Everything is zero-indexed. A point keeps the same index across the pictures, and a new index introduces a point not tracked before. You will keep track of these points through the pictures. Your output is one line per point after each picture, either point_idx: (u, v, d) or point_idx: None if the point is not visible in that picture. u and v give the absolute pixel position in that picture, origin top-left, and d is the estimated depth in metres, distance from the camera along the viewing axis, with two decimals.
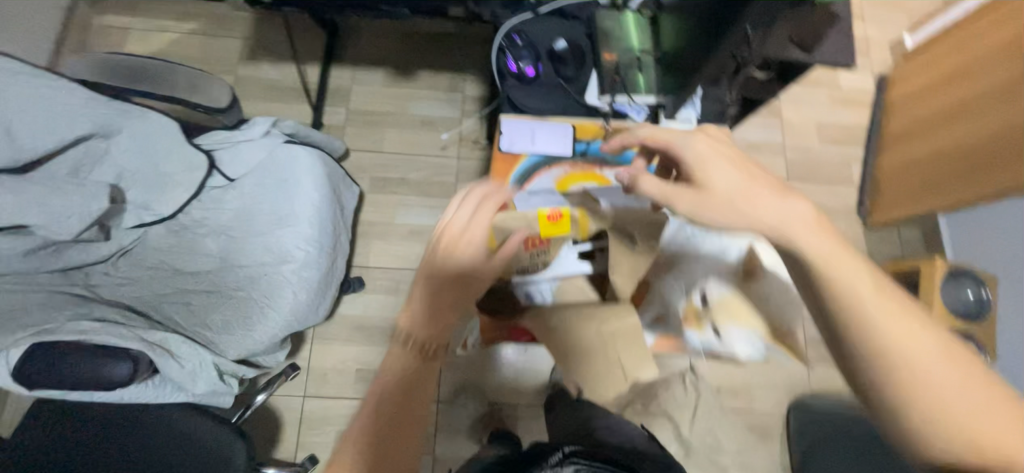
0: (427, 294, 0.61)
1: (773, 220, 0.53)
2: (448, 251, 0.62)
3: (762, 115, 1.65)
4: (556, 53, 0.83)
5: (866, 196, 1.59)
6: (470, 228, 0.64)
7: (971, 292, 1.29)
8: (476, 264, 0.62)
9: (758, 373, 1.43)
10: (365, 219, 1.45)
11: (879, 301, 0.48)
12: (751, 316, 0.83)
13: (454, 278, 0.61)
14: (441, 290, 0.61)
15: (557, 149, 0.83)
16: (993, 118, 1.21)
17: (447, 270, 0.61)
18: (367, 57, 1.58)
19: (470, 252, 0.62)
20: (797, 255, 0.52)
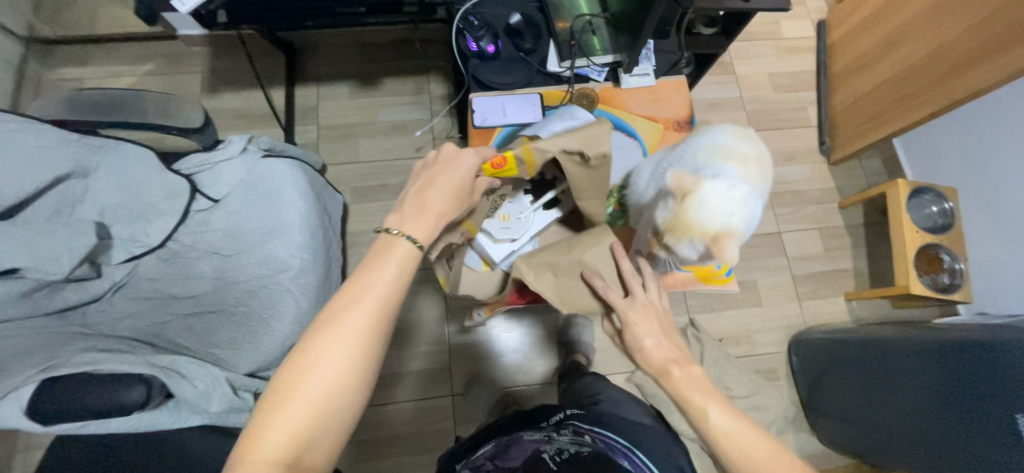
0: (410, 214, 0.63)
1: (658, 366, 0.68)
2: (440, 171, 0.67)
3: (716, 74, 1.72)
4: (512, 27, 0.88)
5: (825, 136, 1.67)
6: (457, 166, 0.67)
7: (934, 205, 1.40)
8: (467, 179, 0.68)
9: (755, 316, 1.47)
10: (353, 229, 1.47)
11: (734, 429, 0.62)
12: (695, 224, 0.71)
13: (448, 194, 0.65)
14: (431, 202, 0.64)
15: (526, 118, 0.86)
16: (953, 27, 1.24)
17: (444, 180, 0.65)
18: (329, 75, 1.61)
19: (458, 171, 0.67)
20: (676, 391, 0.66)
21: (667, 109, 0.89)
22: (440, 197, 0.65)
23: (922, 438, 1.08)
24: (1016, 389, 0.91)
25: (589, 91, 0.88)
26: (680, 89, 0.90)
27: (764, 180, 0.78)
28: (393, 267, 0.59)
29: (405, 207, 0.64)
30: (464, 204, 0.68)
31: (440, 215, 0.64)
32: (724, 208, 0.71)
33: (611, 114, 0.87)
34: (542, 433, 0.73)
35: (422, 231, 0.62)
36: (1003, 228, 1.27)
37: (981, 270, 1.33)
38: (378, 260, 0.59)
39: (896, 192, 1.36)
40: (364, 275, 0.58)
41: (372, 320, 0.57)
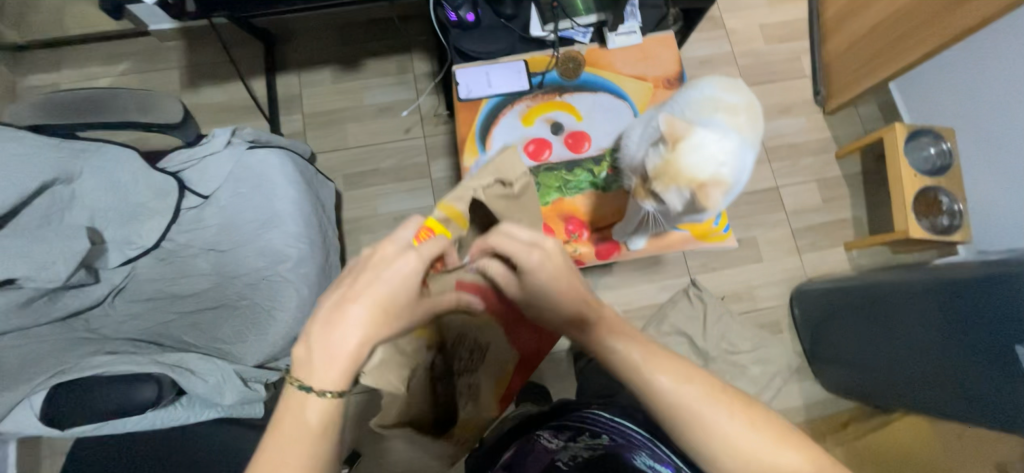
0: (320, 353, 0.49)
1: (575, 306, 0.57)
2: (368, 276, 0.52)
3: (706, 29, 1.68)
4: None
5: (820, 85, 1.64)
6: (393, 269, 0.52)
7: (931, 147, 1.38)
8: (398, 283, 0.52)
9: (755, 273, 1.48)
10: (348, 217, 1.46)
11: (656, 364, 0.51)
12: (686, 172, 0.69)
13: (369, 310, 0.50)
14: (348, 328, 0.49)
15: (511, 86, 0.82)
16: None
17: (372, 296, 0.50)
18: (310, 61, 1.57)
19: (393, 274, 0.52)
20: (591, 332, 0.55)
21: (657, 68, 0.85)
22: (359, 320, 0.50)
23: (924, 376, 1.10)
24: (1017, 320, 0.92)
25: (576, 54, 0.84)
26: (669, 46, 0.86)
27: (752, 132, 0.76)
28: (316, 423, 0.47)
29: (314, 335, 0.50)
30: (396, 320, 0.53)
31: (360, 346, 0.50)
32: (708, 162, 0.69)
33: (599, 76, 0.84)
34: (559, 439, 0.69)
35: (333, 380, 0.48)
36: (1003, 164, 1.26)
37: (979, 210, 1.32)
38: (289, 430, 0.47)
39: (893, 137, 1.34)
40: (281, 442, 0.46)
41: None
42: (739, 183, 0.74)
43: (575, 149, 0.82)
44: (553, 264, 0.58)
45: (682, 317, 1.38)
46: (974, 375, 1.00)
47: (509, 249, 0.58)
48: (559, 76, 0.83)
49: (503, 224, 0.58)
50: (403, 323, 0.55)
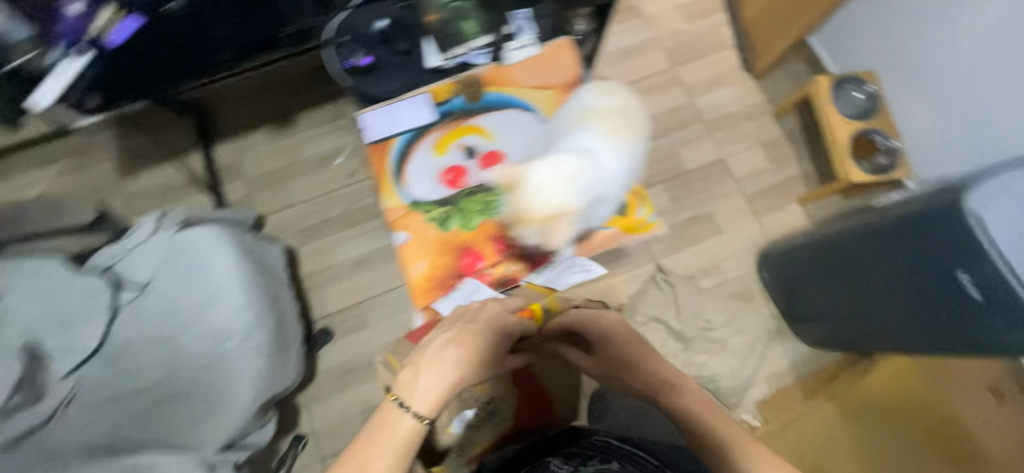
0: (422, 379, 0.69)
1: (655, 370, 0.79)
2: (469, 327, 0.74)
3: (627, 20, 1.71)
4: (381, 33, 0.84)
5: (746, 51, 1.67)
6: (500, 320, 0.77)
7: (857, 91, 1.40)
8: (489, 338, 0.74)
9: (718, 245, 1.49)
10: (307, 272, 1.44)
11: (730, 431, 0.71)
12: (529, 214, 0.76)
13: (461, 355, 0.71)
14: (445, 359, 0.70)
15: (418, 120, 0.83)
16: None
17: (464, 344, 0.71)
18: (243, 125, 1.56)
19: (487, 327, 0.75)
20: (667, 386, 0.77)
21: (559, 75, 0.86)
22: (451, 363, 0.70)
23: (889, 319, 1.09)
24: (951, 250, 0.87)
25: (475, 77, 0.85)
26: (566, 51, 0.87)
27: (619, 144, 0.78)
28: (402, 436, 0.66)
29: (421, 360, 0.71)
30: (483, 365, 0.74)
31: (446, 386, 0.69)
32: (553, 195, 0.74)
33: (502, 94, 0.85)
34: (568, 464, 0.79)
35: (426, 407, 0.67)
36: (931, 94, 1.32)
37: (914, 141, 1.39)
38: (383, 436, 0.66)
39: (818, 91, 1.37)
40: (374, 442, 0.66)
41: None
42: (601, 199, 0.78)
43: (491, 169, 0.83)
44: (617, 333, 0.82)
45: (654, 305, 1.38)
46: (926, 312, 0.98)
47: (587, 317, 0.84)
48: (464, 101, 0.84)
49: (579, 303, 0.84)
50: (480, 374, 0.75)
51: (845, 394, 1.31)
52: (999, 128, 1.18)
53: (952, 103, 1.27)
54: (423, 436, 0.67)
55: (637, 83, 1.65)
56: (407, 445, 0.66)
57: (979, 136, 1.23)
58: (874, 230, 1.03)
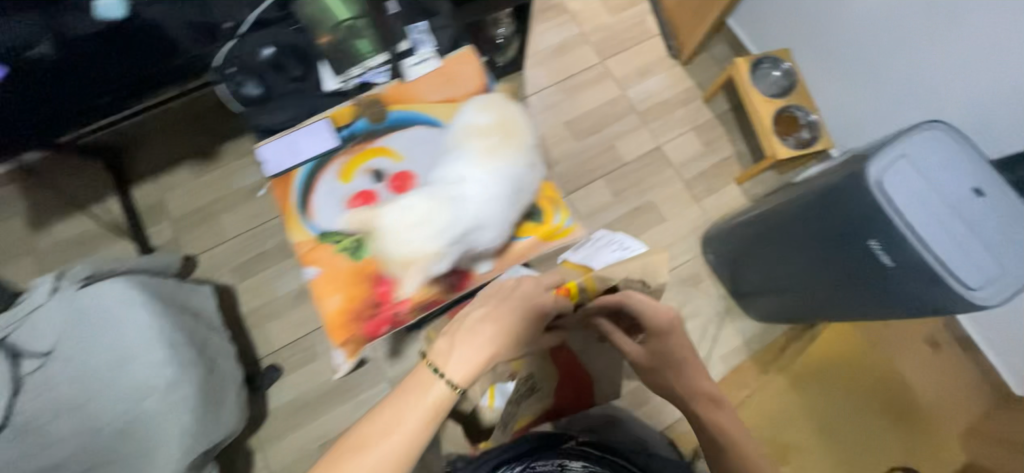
0: (461, 347, 0.75)
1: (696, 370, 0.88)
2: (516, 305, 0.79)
3: (553, 18, 1.71)
4: (270, 61, 0.80)
5: (671, 39, 1.70)
6: (540, 304, 0.80)
7: (775, 70, 1.45)
8: (521, 323, 0.78)
9: (662, 233, 1.51)
10: (248, 309, 1.38)
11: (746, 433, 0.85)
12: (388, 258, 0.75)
13: (501, 332, 0.76)
14: (480, 334, 0.76)
15: (320, 147, 0.79)
16: None
17: (499, 321, 0.76)
18: (162, 163, 1.47)
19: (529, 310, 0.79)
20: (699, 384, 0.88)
21: (463, 86, 0.85)
22: (490, 338, 0.76)
23: (821, 291, 1.12)
24: (858, 218, 0.91)
25: (376, 96, 0.82)
26: (470, 61, 0.86)
27: (485, 173, 0.76)
28: (433, 399, 0.73)
29: (460, 331, 0.77)
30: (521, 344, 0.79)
31: (482, 360, 0.75)
32: (410, 237, 0.73)
33: (406, 111, 0.83)
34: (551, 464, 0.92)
35: (461, 374, 0.74)
36: (835, 68, 1.39)
37: (825, 115, 1.48)
38: (420, 390, 0.73)
39: (738, 74, 1.41)
40: (407, 399, 0.73)
41: (409, 435, 0.71)
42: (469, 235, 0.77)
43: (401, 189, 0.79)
44: (674, 329, 0.86)
45: None
46: (850, 282, 1.01)
47: (648, 310, 0.85)
48: (368, 122, 0.81)
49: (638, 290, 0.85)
50: (514, 351, 0.80)
51: (789, 361, 1.38)
52: (906, 91, 1.26)
53: (856, 74, 1.34)
54: (453, 404, 0.74)
55: (567, 82, 1.65)
56: (444, 398, 0.73)
57: (888, 100, 1.31)
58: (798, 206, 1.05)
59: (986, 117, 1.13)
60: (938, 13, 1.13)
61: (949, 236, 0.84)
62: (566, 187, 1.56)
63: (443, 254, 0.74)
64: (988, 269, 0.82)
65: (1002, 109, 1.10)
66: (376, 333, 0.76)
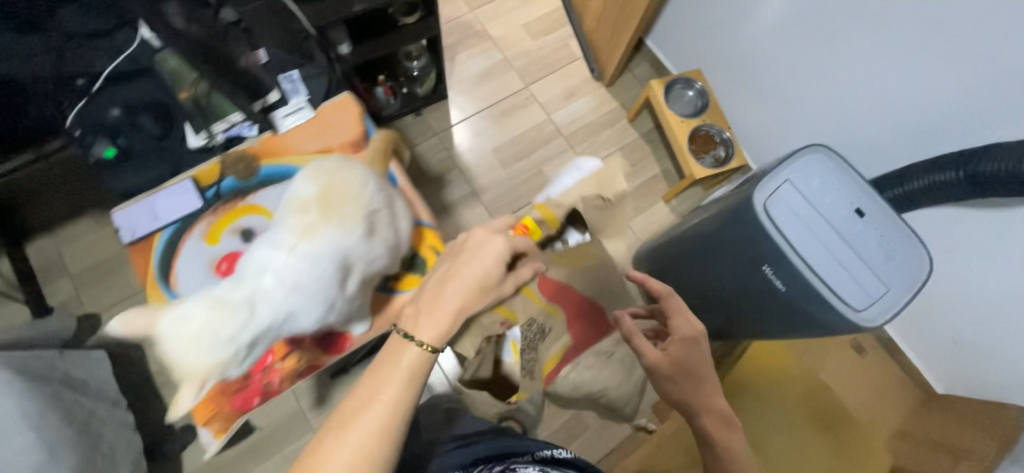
0: (426, 305, 0.70)
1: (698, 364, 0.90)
2: (468, 251, 0.74)
3: (475, 45, 1.72)
4: (120, 122, 0.85)
5: (593, 61, 1.72)
6: (491, 251, 0.73)
7: (688, 90, 1.48)
8: (487, 270, 0.73)
9: None
10: (157, 368, 1.29)
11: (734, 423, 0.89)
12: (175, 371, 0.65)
13: (469, 284, 0.71)
14: (451, 289, 0.71)
15: (182, 208, 0.75)
16: None
17: (460, 274, 0.71)
18: (54, 215, 1.37)
19: (485, 259, 0.73)
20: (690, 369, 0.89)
21: (341, 134, 0.82)
22: (458, 290, 0.71)
23: (735, 320, 1.11)
24: (750, 243, 0.91)
25: (244, 152, 0.78)
26: (348, 108, 0.83)
27: (290, 258, 0.68)
28: (406, 365, 0.66)
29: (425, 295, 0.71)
30: (489, 292, 0.73)
31: (454, 312, 0.69)
32: (194, 344, 0.64)
33: (279, 166, 0.79)
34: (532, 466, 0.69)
35: (430, 335, 0.68)
36: (750, 86, 1.46)
37: (745, 132, 1.54)
38: (393, 362, 0.65)
39: (653, 94, 1.44)
40: (381, 370, 0.65)
41: (394, 402, 0.62)
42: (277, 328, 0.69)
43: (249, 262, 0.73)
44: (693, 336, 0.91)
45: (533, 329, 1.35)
46: (758, 310, 1.00)
47: (678, 312, 0.93)
48: (236, 179, 0.77)
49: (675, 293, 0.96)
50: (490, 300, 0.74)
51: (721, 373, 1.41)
52: (810, 109, 1.32)
53: (768, 92, 1.40)
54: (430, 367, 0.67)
55: (492, 108, 1.65)
56: (423, 352, 0.67)
57: (797, 117, 1.37)
58: (699, 235, 1.05)
59: (881, 130, 1.18)
60: (824, 31, 1.19)
61: (828, 258, 0.86)
62: (495, 213, 1.54)
63: (237, 357, 0.66)
64: (869, 289, 0.84)
65: (890, 120, 1.15)
66: (247, 406, 0.74)
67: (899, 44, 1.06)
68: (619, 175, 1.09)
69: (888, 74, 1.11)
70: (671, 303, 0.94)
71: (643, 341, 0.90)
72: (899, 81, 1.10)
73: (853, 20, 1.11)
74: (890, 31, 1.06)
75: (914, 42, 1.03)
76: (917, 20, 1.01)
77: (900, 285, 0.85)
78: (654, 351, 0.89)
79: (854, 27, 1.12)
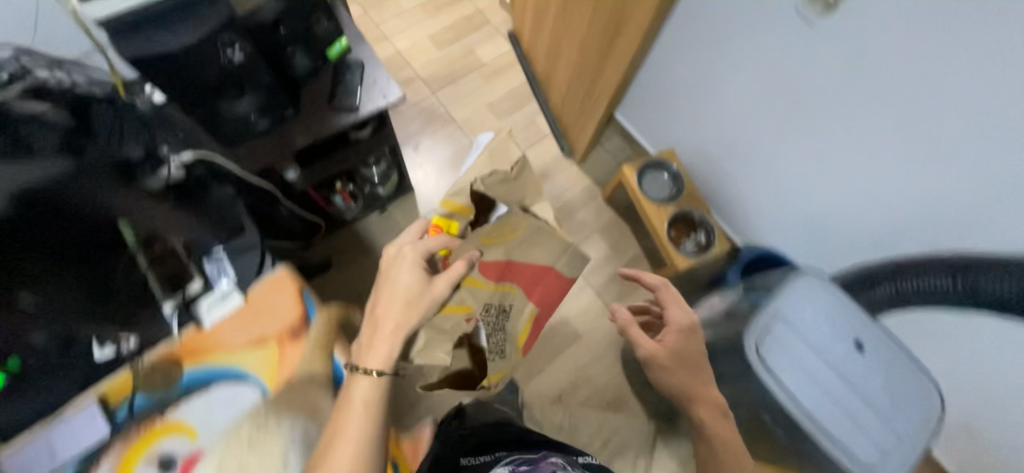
0: (368, 329, 0.78)
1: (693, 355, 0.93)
2: (389, 274, 0.82)
3: (439, 129, 1.66)
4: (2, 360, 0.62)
5: (562, 138, 1.66)
6: (409, 265, 0.82)
7: (663, 174, 1.43)
8: (407, 283, 0.80)
9: (580, 351, 1.44)
10: None
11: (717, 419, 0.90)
12: None
13: (398, 305, 0.78)
14: (391, 308, 0.78)
15: (88, 441, 0.68)
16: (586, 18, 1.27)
17: (389, 293, 0.79)
18: None
19: (402, 279, 0.80)
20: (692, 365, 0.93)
21: (280, 317, 0.77)
22: (394, 309, 0.78)
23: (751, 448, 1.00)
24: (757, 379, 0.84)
25: (162, 360, 0.72)
26: (285, 286, 0.78)
27: None
28: (359, 399, 0.72)
29: (371, 324, 0.78)
30: (419, 304, 0.79)
31: (393, 330, 0.77)
32: None
33: (202, 369, 0.73)
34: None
35: (378, 362, 0.74)
36: (723, 162, 1.38)
37: (724, 206, 1.47)
38: (347, 401, 0.72)
39: (624, 181, 1.38)
40: (340, 420, 0.71)
41: (358, 431, 0.70)
42: None
43: None
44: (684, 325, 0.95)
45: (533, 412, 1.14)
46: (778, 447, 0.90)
47: (670, 301, 0.98)
48: (150, 398, 0.71)
49: (661, 279, 1.01)
50: (424, 311, 0.79)
51: None
52: (794, 188, 1.24)
53: (751, 164, 1.29)
54: (385, 392, 0.74)
55: None
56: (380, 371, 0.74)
57: (777, 195, 1.29)
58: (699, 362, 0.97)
59: (881, 214, 1.08)
60: (801, 110, 1.10)
61: (839, 412, 0.77)
62: None
63: None
64: (883, 440, 0.76)
65: (890, 204, 1.05)
66: None
67: (886, 133, 0.97)
68: (508, 147, 1.03)
69: (882, 161, 1.01)
70: (649, 282, 1.02)
71: (636, 331, 0.98)
72: (884, 171, 1.02)
73: (829, 107, 1.04)
74: (870, 122, 0.98)
75: (898, 135, 0.95)
76: (904, 110, 0.92)
77: (916, 432, 0.76)
78: (651, 341, 0.95)
79: (832, 114, 1.04)
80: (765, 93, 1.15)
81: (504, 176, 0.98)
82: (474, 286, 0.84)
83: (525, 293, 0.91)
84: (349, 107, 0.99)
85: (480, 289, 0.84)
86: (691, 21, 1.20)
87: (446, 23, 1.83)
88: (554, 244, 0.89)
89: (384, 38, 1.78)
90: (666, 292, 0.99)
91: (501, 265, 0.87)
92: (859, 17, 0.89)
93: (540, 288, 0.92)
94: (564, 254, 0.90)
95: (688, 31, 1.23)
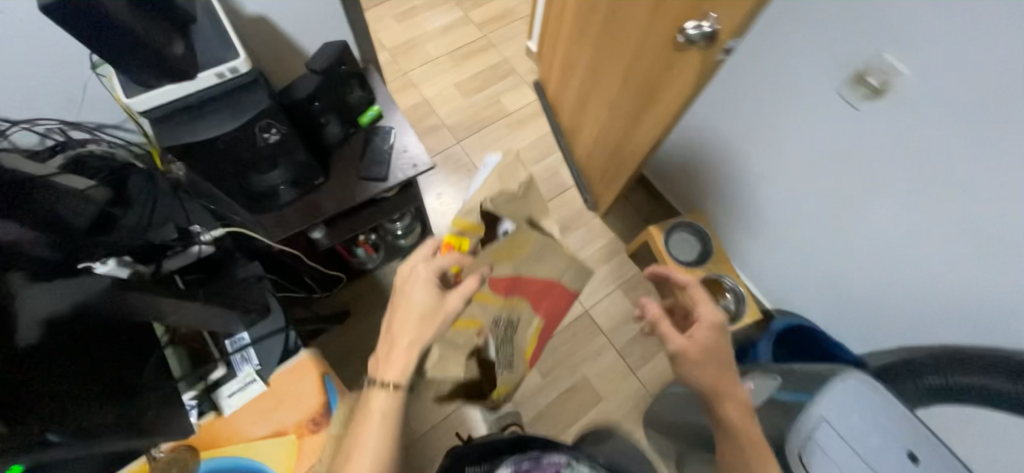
0: (385, 341, 0.78)
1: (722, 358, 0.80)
2: (403, 288, 0.79)
3: (463, 176, 1.67)
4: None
5: (586, 191, 1.64)
6: (424, 278, 0.79)
7: (693, 236, 1.39)
8: (421, 298, 0.78)
9: (600, 414, 1.39)
10: None
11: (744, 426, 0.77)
12: None
13: (414, 320, 0.76)
14: (409, 321, 0.76)
15: None
16: (615, 83, 1.27)
17: (404, 307, 0.78)
18: None
19: (416, 295, 0.78)
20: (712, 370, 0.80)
21: (301, 405, 0.82)
22: (411, 324, 0.76)
23: None
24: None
25: (182, 449, 0.77)
26: (307, 371, 0.85)
27: None
28: (379, 409, 0.75)
29: (387, 338, 0.77)
30: (434, 319, 0.77)
31: (407, 346, 0.76)
32: None
33: (223, 459, 0.77)
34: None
35: (394, 376, 0.75)
36: (750, 230, 1.33)
37: (746, 269, 1.41)
38: (367, 413, 0.75)
39: (652, 241, 1.36)
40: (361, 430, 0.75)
41: (377, 443, 0.73)
42: None
43: None
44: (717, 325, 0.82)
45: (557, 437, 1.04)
46: None
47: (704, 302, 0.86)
48: None
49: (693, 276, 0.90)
50: (436, 327, 0.77)
51: None
52: (822, 267, 1.19)
53: (780, 235, 1.24)
54: (403, 402, 0.76)
55: None
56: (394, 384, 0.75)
57: (806, 271, 1.24)
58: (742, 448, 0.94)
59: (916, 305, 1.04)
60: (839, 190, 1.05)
61: None
62: None
63: None
64: None
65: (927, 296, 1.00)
66: None
67: (930, 226, 0.93)
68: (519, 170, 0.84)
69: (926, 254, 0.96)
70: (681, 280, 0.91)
71: (667, 326, 0.84)
72: (928, 260, 0.96)
73: (869, 193, 0.99)
74: (914, 213, 0.94)
75: (947, 227, 0.90)
76: (957, 208, 0.87)
77: None
78: (680, 336, 0.82)
79: (871, 198, 1.00)
80: (797, 170, 1.10)
81: (516, 195, 0.82)
82: (485, 301, 0.80)
83: (531, 305, 0.87)
84: (376, 173, 0.98)
85: (490, 305, 0.80)
86: (724, 95, 1.18)
87: (473, 70, 1.86)
88: (561, 259, 0.85)
89: (412, 85, 1.81)
90: (699, 291, 0.88)
91: (513, 280, 0.81)
92: (906, 108, 0.85)
93: (547, 300, 0.89)
94: (570, 268, 0.87)
95: (720, 103, 1.20)
